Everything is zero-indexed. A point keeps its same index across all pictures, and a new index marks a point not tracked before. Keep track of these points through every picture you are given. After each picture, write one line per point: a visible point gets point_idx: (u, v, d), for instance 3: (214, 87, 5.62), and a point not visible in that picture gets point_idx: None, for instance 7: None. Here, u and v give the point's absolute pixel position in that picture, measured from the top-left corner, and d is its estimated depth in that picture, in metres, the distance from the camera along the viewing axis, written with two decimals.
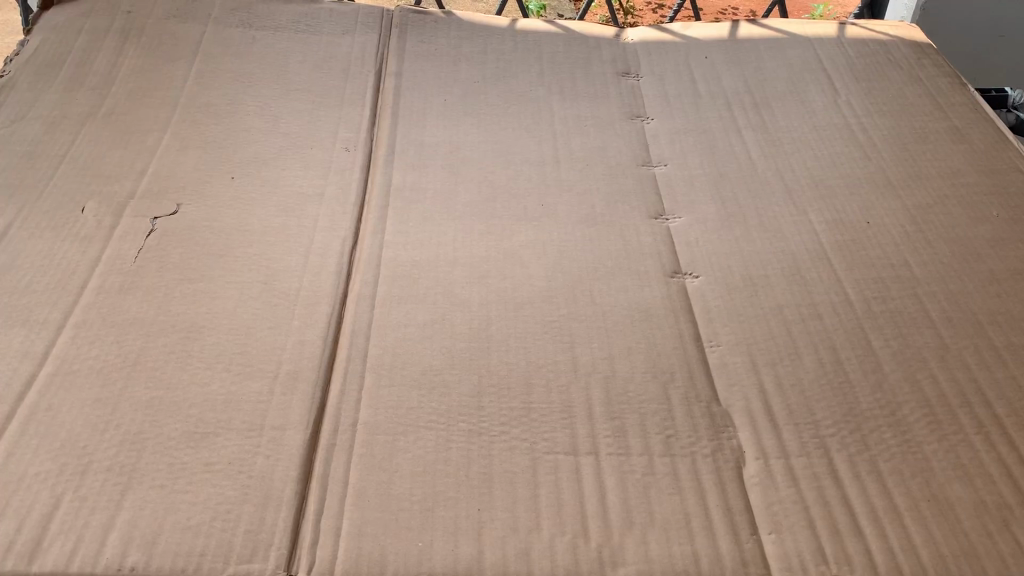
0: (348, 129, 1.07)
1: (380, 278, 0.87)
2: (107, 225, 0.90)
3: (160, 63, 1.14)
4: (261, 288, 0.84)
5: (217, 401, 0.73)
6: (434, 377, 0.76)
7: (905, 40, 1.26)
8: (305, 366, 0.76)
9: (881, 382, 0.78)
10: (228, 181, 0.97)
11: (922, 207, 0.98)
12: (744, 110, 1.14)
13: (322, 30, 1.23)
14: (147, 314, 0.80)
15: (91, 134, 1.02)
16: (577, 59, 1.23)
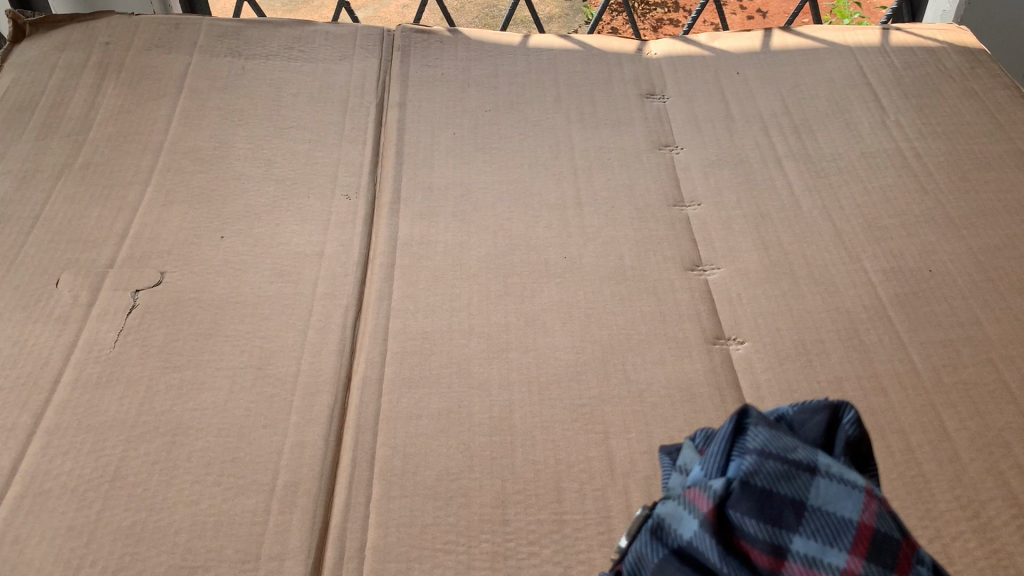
0: (348, 172, 0.97)
1: (388, 356, 0.78)
2: (84, 301, 0.81)
3: (142, 102, 1.04)
4: (254, 375, 0.75)
5: (206, 525, 0.64)
6: (451, 485, 0.68)
7: (956, 47, 1.15)
8: (305, 476, 0.68)
9: (960, 475, 0.68)
10: (216, 241, 0.88)
11: (990, 250, 0.87)
12: (783, 135, 1.03)
13: (317, 56, 1.13)
14: (129, 414, 0.72)
15: (66, 189, 0.93)
16: (597, 79, 1.12)
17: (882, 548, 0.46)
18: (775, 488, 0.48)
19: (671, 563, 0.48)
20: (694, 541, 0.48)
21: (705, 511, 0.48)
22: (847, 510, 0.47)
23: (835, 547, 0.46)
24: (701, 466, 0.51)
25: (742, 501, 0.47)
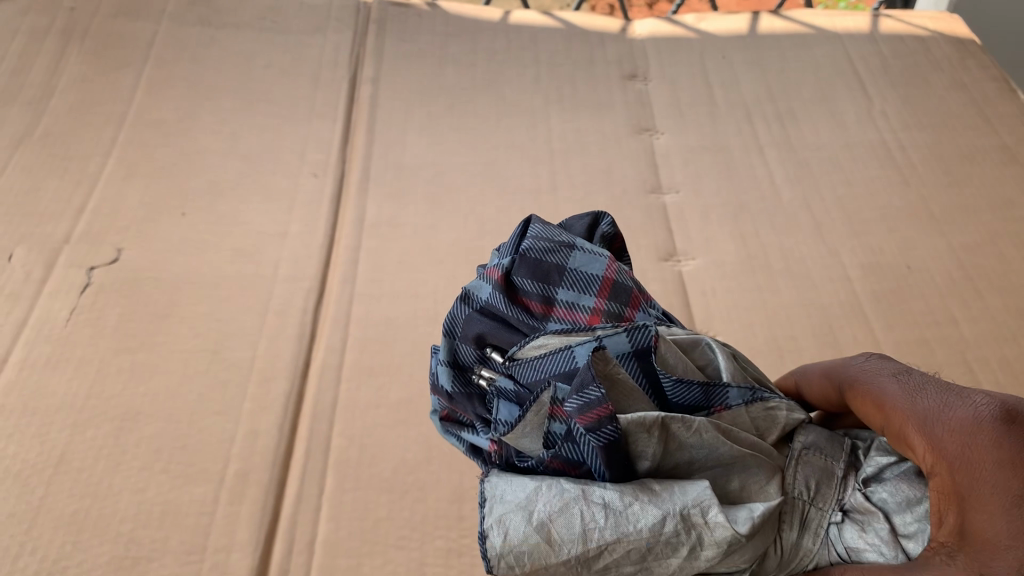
0: (317, 149, 0.95)
1: (349, 342, 0.76)
2: (36, 278, 0.78)
3: (106, 71, 1.01)
4: (209, 360, 0.73)
5: (152, 513, 0.62)
6: (407, 478, 0.66)
7: (946, 37, 1.13)
8: (257, 465, 0.66)
9: None
10: (177, 218, 0.85)
11: (970, 247, 0.86)
12: (766, 122, 1.01)
13: (290, 28, 1.10)
14: (77, 396, 0.69)
15: (24, 159, 0.90)
16: (578, 59, 1.10)
17: (625, 293, 0.50)
18: (544, 258, 0.50)
19: (475, 321, 0.51)
20: (488, 299, 0.51)
21: (493, 276, 0.51)
22: (598, 263, 0.51)
23: (589, 292, 0.50)
24: (496, 256, 0.55)
25: (515, 262, 0.51)
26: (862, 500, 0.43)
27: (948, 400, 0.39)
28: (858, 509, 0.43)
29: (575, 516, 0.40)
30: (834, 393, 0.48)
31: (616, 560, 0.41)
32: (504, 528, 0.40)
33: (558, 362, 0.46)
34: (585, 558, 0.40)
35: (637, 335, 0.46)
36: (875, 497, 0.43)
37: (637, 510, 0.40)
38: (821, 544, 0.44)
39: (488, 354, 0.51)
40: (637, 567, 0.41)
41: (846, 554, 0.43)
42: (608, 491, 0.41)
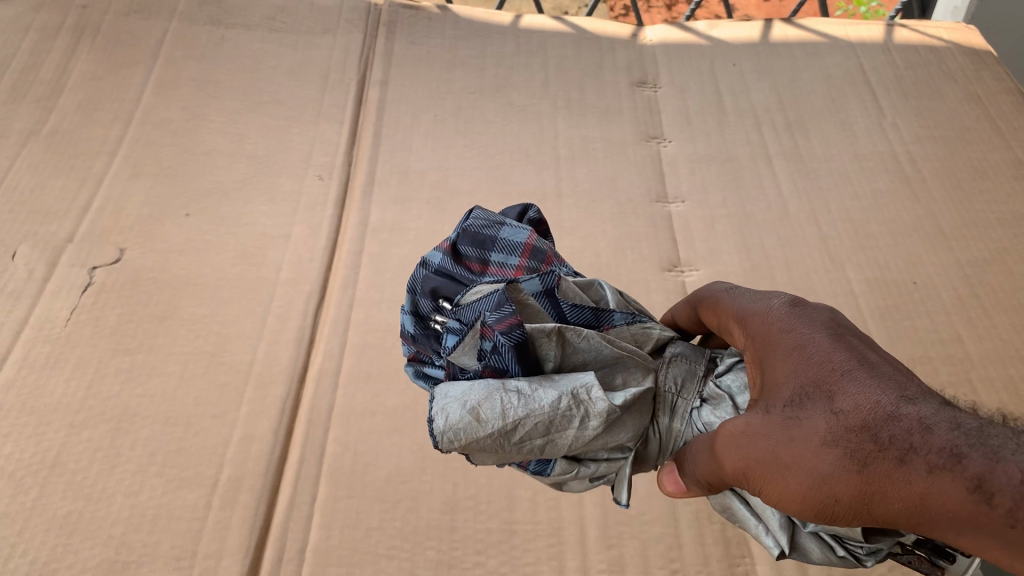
0: (323, 152, 0.94)
1: (348, 348, 0.75)
2: (39, 277, 0.78)
3: (115, 70, 1.01)
4: (207, 362, 0.73)
5: (144, 517, 0.62)
6: (400, 487, 0.65)
7: (961, 48, 1.11)
8: (250, 471, 0.66)
9: None
10: (180, 219, 0.85)
11: (978, 264, 0.84)
12: (775, 132, 1.00)
13: (300, 28, 1.10)
14: (74, 397, 0.69)
15: (31, 157, 0.90)
16: (588, 65, 1.09)
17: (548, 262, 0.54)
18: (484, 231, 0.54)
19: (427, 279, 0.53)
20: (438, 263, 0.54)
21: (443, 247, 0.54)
22: (523, 234, 0.54)
23: (515, 254, 0.53)
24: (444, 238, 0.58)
25: (459, 235, 0.54)
26: (716, 387, 0.50)
27: (755, 299, 0.47)
28: (712, 395, 0.50)
29: (497, 400, 0.44)
30: (692, 314, 0.55)
31: (528, 434, 0.45)
32: (445, 414, 0.44)
33: (489, 297, 0.48)
34: (504, 433, 0.44)
35: (545, 278, 0.50)
36: (723, 383, 0.50)
37: (540, 391, 0.45)
38: (686, 424, 0.50)
39: (441, 306, 0.52)
40: (545, 440, 0.45)
41: (704, 429, 0.49)
42: (520, 381, 0.46)
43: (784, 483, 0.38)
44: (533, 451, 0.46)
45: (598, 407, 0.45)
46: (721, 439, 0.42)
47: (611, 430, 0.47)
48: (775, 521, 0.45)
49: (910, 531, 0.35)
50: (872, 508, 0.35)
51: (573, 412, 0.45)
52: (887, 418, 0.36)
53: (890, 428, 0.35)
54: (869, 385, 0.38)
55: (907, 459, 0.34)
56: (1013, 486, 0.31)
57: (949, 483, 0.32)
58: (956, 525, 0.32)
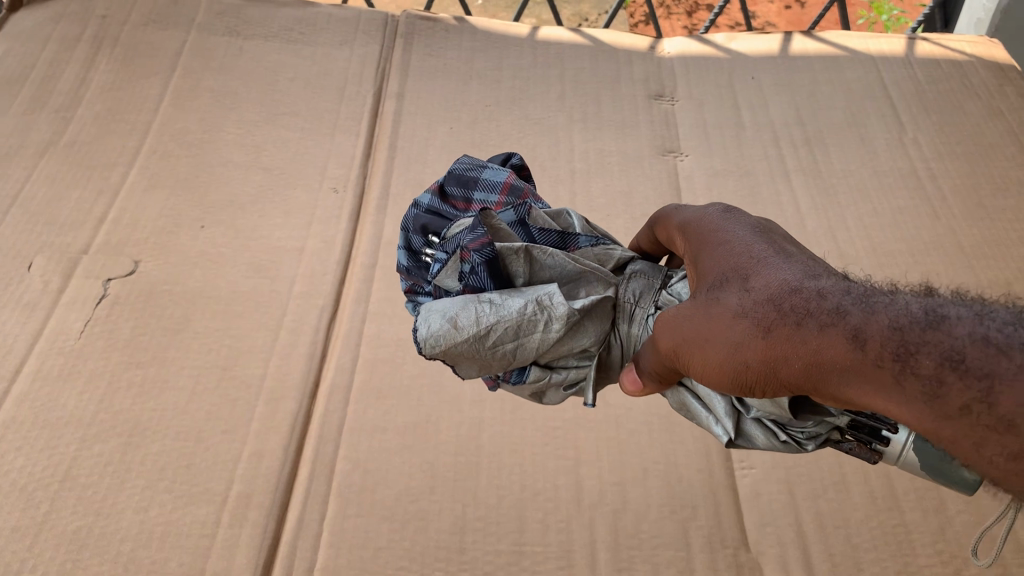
0: (338, 164, 0.94)
1: (360, 363, 0.75)
2: (54, 288, 0.79)
3: (134, 80, 1.02)
4: (219, 376, 0.73)
5: (153, 534, 0.62)
6: (410, 506, 0.65)
7: (984, 62, 1.10)
8: (260, 488, 0.65)
9: (945, 527, 0.65)
10: (195, 230, 0.86)
11: (999, 283, 0.83)
12: (794, 147, 0.99)
13: (318, 40, 1.10)
14: (86, 410, 0.69)
15: (48, 168, 0.91)
16: (604, 77, 1.08)
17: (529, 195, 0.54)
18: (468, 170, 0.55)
19: (417, 220, 0.55)
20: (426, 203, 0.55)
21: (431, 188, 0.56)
22: (504, 173, 0.54)
23: (494, 191, 0.54)
24: None
25: (445, 176, 0.56)
26: (669, 294, 0.50)
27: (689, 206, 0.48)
28: (667, 302, 0.50)
29: (471, 310, 0.46)
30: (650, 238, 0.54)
31: (500, 338, 0.47)
32: (428, 323, 0.46)
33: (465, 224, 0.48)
34: (478, 339, 0.46)
35: (518, 209, 0.51)
36: (677, 292, 0.50)
37: (507, 299, 0.47)
38: (644, 328, 0.50)
39: (430, 240, 0.54)
40: (515, 344, 0.47)
41: None
42: (492, 293, 0.47)
43: (702, 356, 0.39)
44: (505, 356, 0.48)
45: (558, 311, 0.46)
46: (658, 320, 0.43)
47: (575, 335, 0.49)
48: (721, 406, 0.45)
49: (812, 390, 0.37)
50: (778, 371, 0.37)
51: (537, 318, 0.47)
52: (793, 290, 0.37)
53: (793, 298, 0.37)
54: (778, 263, 0.39)
55: (809, 320, 0.36)
56: (886, 333, 0.33)
57: (837, 337, 0.35)
58: (853, 374, 0.34)
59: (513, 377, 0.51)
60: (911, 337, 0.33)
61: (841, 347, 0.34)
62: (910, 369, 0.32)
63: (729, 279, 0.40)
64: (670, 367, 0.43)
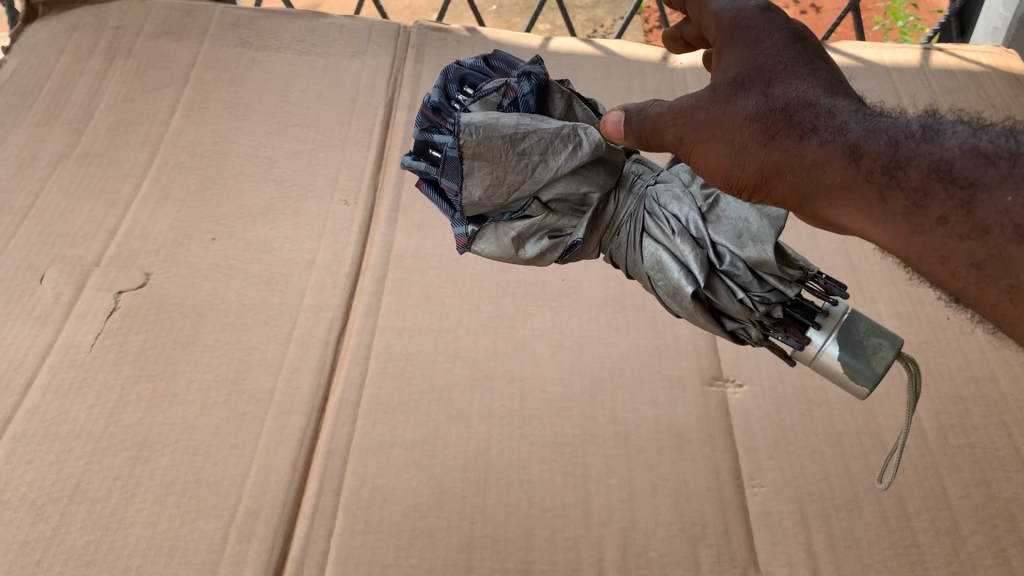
0: (349, 176, 0.94)
1: (368, 377, 0.75)
2: (65, 301, 0.79)
3: (147, 92, 1.02)
4: (228, 390, 0.73)
5: (161, 550, 0.62)
6: (417, 523, 0.65)
7: (1000, 73, 1.09)
8: (268, 503, 0.65)
9: (957, 548, 0.64)
10: (206, 242, 0.86)
11: None
12: None
13: (329, 51, 1.10)
14: (96, 424, 0.70)
15: (61, 179, 0.91)
16: (616, 89, 1.08)
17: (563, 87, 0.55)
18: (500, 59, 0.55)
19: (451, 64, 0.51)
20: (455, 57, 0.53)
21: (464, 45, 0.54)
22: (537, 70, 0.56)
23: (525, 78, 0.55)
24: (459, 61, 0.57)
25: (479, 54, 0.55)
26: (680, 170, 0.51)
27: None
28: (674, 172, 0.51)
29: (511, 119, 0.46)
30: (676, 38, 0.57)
31: (528, 147, 0.46)
32: (467, 117, 0.45)
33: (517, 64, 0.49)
34: (508, 137, 0.46)
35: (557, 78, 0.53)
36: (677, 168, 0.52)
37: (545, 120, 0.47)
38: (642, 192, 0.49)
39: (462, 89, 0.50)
40: (540, 158, 0.46)
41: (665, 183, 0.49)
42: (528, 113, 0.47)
43: (703, 154, 0.45)
44: (527, 168, 0.46)
45: (595, 132, 0.46)
46: (670, 107, 0.46)
47: (586, 175, 0.48)
48: (693, 263, 0.45)
49: (794, 206, 0.44)
50: (770, 181, 0.44)
51: (575, 134, 0.46)
52: (807, 105, 0.43)
53: (804, 111, 0.43)
54: (800, 77, 0.44)
55: (810, 130, 0.42)
56: (883, 154, 0.40)
57: (835, 153, 0.41)
58: (839, 190, 0.41)
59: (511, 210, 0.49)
60: (906, 151, 0.39)
61: (837, 165, 0.41)
62: (898, 180, 0.39)
63: (753, 81, 0.45)
64: (669, 149, 0.47)
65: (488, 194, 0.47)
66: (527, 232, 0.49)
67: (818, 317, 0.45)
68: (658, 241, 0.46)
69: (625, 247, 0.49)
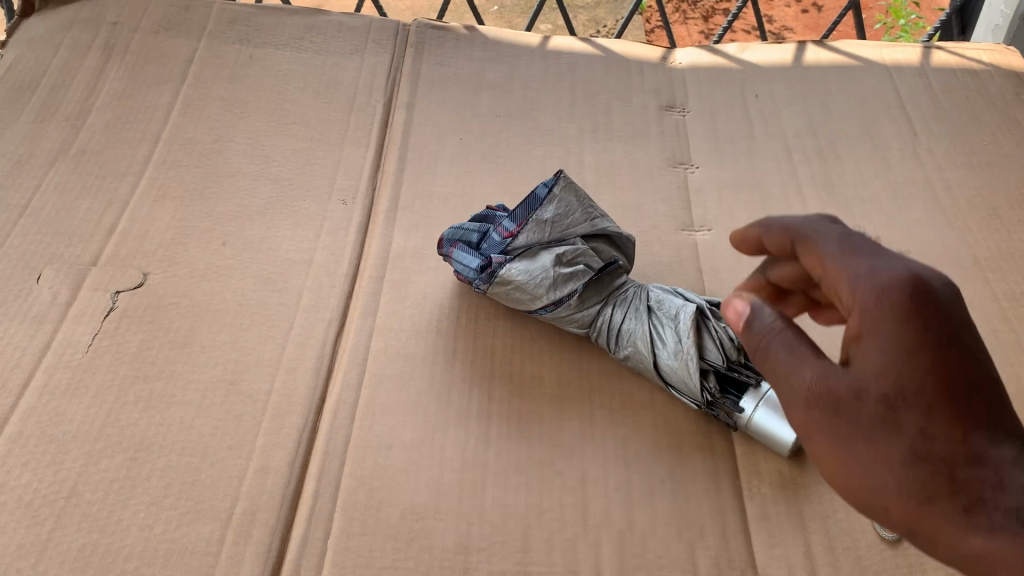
0: (347, 175, 0.94)
1: (366, 378, 0.75)
2: (62, 301, 0.79)
3: (144, 89, 1.02)
4: (225, 391, 0.73)
5: (158, 552, 0.62)
6: (414, 524, 0.65)
7: (1002, 71, 1.08)
8: (265, 504, 0.65)
9: None
10: (204, 242, 0.86)
11: (1015, 298, 0.82)
12: (806, 158, 0.98)
13: (328, 48, 1.10)
14: (93, 425, 0.70)
15: (58, 177, 0.91)
16: (616, 88, 1.08)
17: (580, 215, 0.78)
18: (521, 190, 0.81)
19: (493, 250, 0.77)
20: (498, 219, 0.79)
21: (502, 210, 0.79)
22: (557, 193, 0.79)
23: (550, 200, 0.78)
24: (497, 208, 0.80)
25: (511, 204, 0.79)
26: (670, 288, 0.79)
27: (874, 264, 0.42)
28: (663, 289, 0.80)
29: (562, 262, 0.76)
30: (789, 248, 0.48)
31: (572, 274, 0.76)
32: (542, 269, 0.75)
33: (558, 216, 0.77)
34: (555, 283, 0.75)
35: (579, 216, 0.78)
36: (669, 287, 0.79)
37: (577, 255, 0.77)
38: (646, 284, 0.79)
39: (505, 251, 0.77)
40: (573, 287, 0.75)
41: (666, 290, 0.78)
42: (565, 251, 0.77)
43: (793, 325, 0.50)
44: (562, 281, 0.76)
45: (625, 229, 0.82)
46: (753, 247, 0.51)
47: (609, 251, 0.81)
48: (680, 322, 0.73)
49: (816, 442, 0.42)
50: (793, 403, 0.43)
51: (613, 223, 0.81)
52: (890, 410, 0.39)
53: (947, 486, 0.37)
54: (870, 350, 0.40)
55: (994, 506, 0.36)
56: (975, 493, 0.36)
57: (892, 486, 0.39)
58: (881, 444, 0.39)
59: (559, 247, 0.77)
60: (964, 477, 0.37)
61: (888, 486, 0.39)
62: (965, 498, 0.36)
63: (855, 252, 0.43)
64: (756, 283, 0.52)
65: (550, 285, 0.75)
66: (564, 260, 0.76)
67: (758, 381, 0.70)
68: (661, 294, 0.76)
69: (629, 300, 0.77)
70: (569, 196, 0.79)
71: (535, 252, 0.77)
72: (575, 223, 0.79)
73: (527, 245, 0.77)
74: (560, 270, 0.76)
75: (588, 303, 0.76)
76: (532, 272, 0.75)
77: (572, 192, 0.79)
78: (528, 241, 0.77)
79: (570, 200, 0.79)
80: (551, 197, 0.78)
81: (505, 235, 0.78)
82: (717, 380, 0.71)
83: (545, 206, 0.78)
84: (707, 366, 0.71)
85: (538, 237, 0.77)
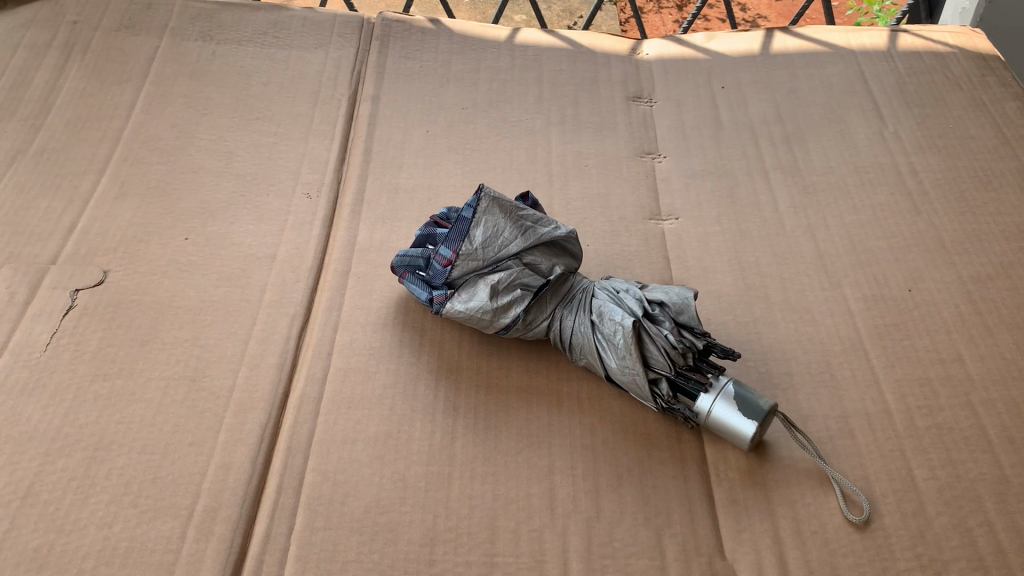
0: (312, 170, 0.93)
1: (330, 372, 0.74)
2: (20, 299, 0.78)
3: (105, 86, 1.00)
4: (187, 388, 0.72)
5: (116, 551, 0.61)
6: (379, 517, 0.64)
7: (967, 52, 1.09)
8: (227, 501, 0.64)
9: (924, 530, 0.64)
10: (166, 239, 0.84)
11: (980, 279, 0.82)
12: (773, 145, 0.98)
13: (292, 43, 1.09)
14: (50, 425, 0.68)
15: (17, 177, 0.89)
16: (582, 79, 1.08)
17: (503, 236, 0.74)
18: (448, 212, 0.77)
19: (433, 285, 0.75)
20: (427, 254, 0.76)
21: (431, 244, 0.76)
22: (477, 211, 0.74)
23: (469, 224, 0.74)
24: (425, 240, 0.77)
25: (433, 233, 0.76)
26: (616, 284, 0.75)
27: None
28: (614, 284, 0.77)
29: (501, 289, 0.73)
30: None
31: (512, 300, 0.73)
32: (481, 301, 0.72)
33: (483, 238, 0.73)
34: (496, 311, 0.73)
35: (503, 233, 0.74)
36: (618, 282, 0.76)
37: (514, 278, 0.74)
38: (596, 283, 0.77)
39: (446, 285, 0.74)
40: (519, 312, 0.73)
41: (612, 289, 0.75)
42: (498, 276, 0.73)
43: None
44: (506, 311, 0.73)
45: (565, 229, 0.76)
46: None
47: (553, 257, 0.77)
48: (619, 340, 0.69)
49: None
50: None
51: (551, 226, 0.76)
52: None
53: None
54: None
55: None
56: None
57: None
58: None
59: (494, 273, 0.73)
60: None
61: None
62: None
63: None
64: None
65: (494, 317, 0.73)
66: (501, 288, 0.73)
67: (706, 388, 0.68)
68: (605, 300, 0.73)
69: (575, 311, 0.74)
70: (496, 213, 0.74)
71: (472, 283, 0.74)
72: (507, 241, 0.74)
73: (464, 275, 0.74)
74: (497, 300, 0.72)
75: (536, 322, 0.75)
76: (469, 309, 0.72)
77: (497, 210, 0.74)
78: (463, 272, 0.74)
79: (496, 217, 0.74)
80: (476, 220, 0.73)
81: (441, 266, 0.74)
82: (669, 387, 0.69)
83: (472, 232, 0.73)
84: (656, 375, 0.69)
85: (472, 266, 0.73)
